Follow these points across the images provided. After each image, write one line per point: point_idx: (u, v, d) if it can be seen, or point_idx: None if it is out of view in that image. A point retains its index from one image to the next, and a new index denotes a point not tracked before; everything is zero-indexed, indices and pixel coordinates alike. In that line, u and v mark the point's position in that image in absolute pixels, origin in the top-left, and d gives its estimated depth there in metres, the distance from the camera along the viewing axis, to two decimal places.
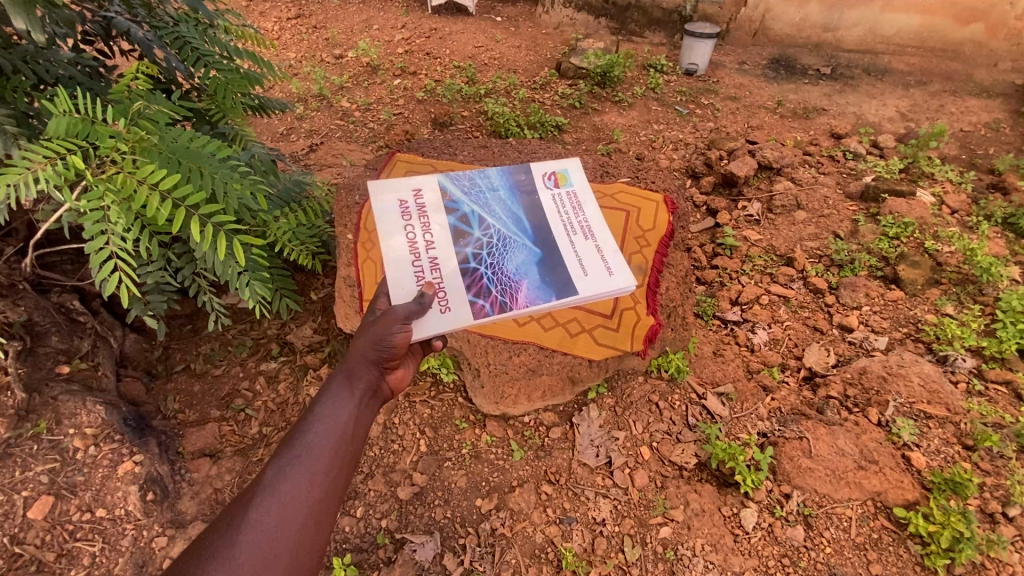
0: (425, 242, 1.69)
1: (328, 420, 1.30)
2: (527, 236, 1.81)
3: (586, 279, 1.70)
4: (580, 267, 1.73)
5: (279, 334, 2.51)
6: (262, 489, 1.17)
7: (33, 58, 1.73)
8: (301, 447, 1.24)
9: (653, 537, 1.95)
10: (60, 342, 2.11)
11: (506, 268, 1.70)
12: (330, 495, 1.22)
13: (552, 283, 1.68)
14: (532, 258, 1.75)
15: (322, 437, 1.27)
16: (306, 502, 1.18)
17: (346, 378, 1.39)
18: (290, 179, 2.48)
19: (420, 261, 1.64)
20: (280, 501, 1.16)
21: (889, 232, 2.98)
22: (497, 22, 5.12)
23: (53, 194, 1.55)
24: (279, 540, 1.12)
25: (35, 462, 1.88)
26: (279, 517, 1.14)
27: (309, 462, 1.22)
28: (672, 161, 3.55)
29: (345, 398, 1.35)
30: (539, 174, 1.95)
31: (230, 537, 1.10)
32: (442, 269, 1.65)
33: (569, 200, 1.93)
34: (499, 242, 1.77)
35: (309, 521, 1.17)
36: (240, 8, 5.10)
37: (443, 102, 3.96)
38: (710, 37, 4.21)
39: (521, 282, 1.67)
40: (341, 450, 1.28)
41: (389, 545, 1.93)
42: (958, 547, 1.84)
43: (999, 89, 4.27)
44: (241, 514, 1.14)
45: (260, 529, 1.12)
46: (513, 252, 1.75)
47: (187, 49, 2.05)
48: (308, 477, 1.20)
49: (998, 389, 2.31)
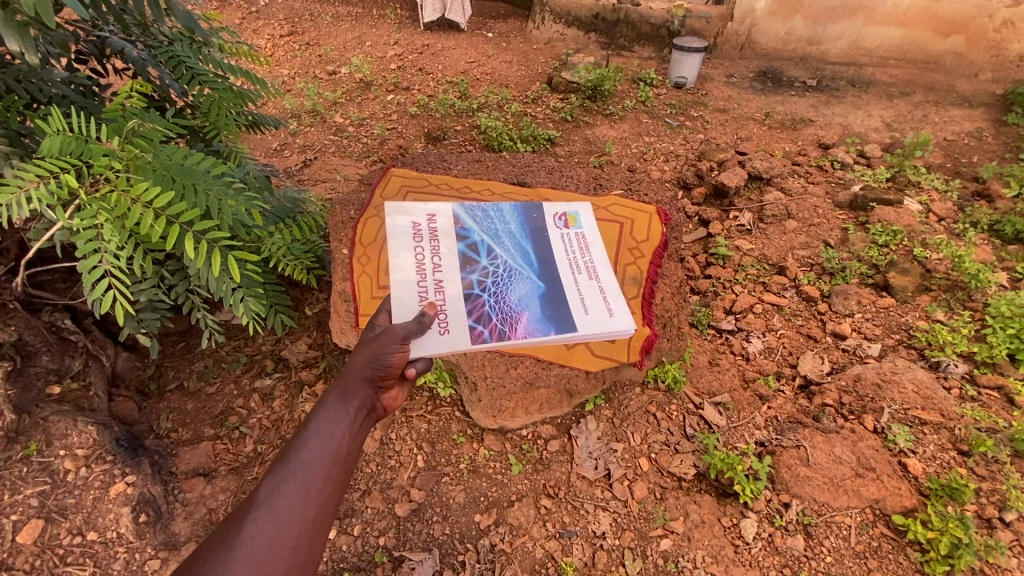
0: (432, 265, 1.70)
1: (323, 437, 1.28)
2: (532, 269, 1.82)
3: (587, 317, 1.67)
4: (581, 306, 1.71)
5: (274, 350, 2.50)
6: (256, 504, 1.15)
7: (26, 77, 1.75)
8: (297, 463, 1.23)
9: (654, 549, 1.94)
10: (50, 361, 2.08)
11: (509, 298, 1.71)
12: (324, 513, 1.20)
13: (552, 317, 1.67)
14: (534, 291, 1.76)
15: (319, 453, 1.26)
16: (303, 519, 1.16)
17: (343, 393, 1.37)
18: (284, 197, 2.51)
19: (425, 282, 1.64)
20: (275, 517, 1.14)
21: (878, 240, 3.02)
22: (489, 38, 5.20)
23: (46, 213, 1.54)
24: (272, 558, 1.10)
25: (24, 484, 1.83)
26: (272, 534, 1.12)
27: (307, 477, 1.21)
28: (663, 173, 3.60)
29: (341, 413, 1.34)
30: (550, 214, 2.03)
31: (222, 554, 1.08)
32: (446, 291, 1.65)
33: (576, 241, 1.97)
34: (505, 272, 1.79)
35: (302, 540, 1.15)
36: (233, 25, 5.14)
37: (436, 116, 3.99)
38: (699, 51, 4.27)
39: (522, 314, 1.67)
40: (338, 467, 1.27)
41: (388, 563, 1.91)
42: (957, 553, 1.84)
43: (982, 98, 4.34)
44: (235, 529, 1.12)
45: (254, 546, 1.10)
46: (517, 284, 1.76)
47: (181, 68, 2.09)
48: (302, 495, 1.18)
49: (991, 394, 2.33)
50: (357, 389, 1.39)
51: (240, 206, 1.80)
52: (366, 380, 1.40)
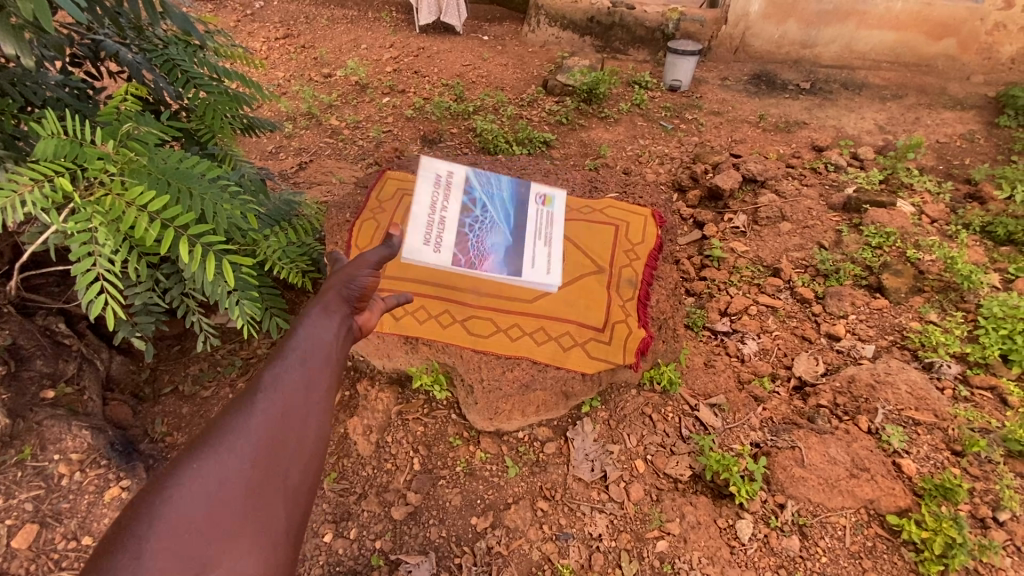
0: (443, 208, 2.19)
1: (308, 345, 1.22)
2: (507, 224, 2.28)
3: (530, 270, 2.25)
4: (529, 260, 2.27)
5: (269, 353, 2.50)
6: (248, 400, 1.08)
7: (21, 80, 1.73)
8: (286, 361, 1.17)
9: (650, 551, 1.94)
10: (44, 365, 2.06)
11: (483, 240, 2.20)
12: (322, 405, 1.15)
13: (509, 263, 2.21)
14: (503, 241, 2.25)
15: (308, 352, 1.20)
16: (300, 410, 1.10)
17: (325, 303, 1.33)
18: (279, 198, 2.48)
19: (434, 217, 2.16)
20: (270, 408, 1.08)
21: (871, 241, 3.04)
22: (484, 41, 5.22)
23: (39, 217, 1.53)
24: (273, 446, 1.04)
25: (18, 489, 1.81)
26: (270, 423, 1.06)
27: (300, 372, 1.15)
28: (658, 175, 3.62)
29: (326, 319, 1.29)
30: (533, 191, 2.42)
31: (216, 442, 1.00)
32: (445, 226, 2.17)
33: (546, 216, 2.37)
34: (488, 221, 2.25)
35: (304, 431, 1.09)
36: (228, 28, 5.14)
37: (432, 119, 3.99)
38: (693, 54, 4.29)
39: (489, 254, 2.20)
40: (331, 365, 1.22)
41: (384, 566, 1.90)
42: (951, 553, 1.85)
43: (973, 101, 4.38)
44: (227, 423, 1.04)
45: (250, 436, 1.03)
46: (492, 233, 2.24)
47: (176, 71, 2.07)
48: (295, 399, 1.11)
49: (983, 394, 2.35)
50: (339, 301, 1.36)
51: (235, 209, 1.80)
52: (344, 295, 1.38)
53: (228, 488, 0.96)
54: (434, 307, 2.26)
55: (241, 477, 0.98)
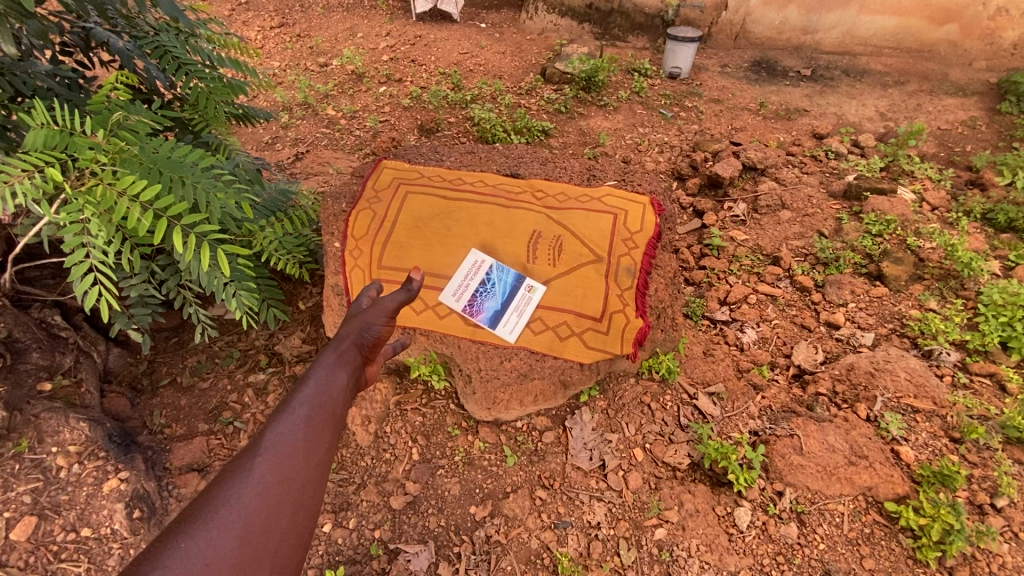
0: (473, 268, 2.32)
1: (317, 394, 1.25)
2: (505, 292, 2.28)
3: (501, 326, 2.22)
4: (503, 322, 2.22)
5: (268, 344, 2.51)
6: (247, 465, 1.08)
7: (9, 69, 1.71)
8: (289, 421, 1.17)
9: (648, 538, 1.95)
10: (41, 358, 2.05)
11: (482, 295, 2.27)
12: (321, 472, 1.15)
13: (488, 316, 2.23)
14: (496, 299, 2.26)
15: (313, 411, 1.21)
16: (298, 478, 1.10)
17: (336, 356, 1.37)
18: (276, 189, 2.47)
19: (467, 271, 2.31)
20: (270, 474, 1.07)
21: (872, 229, 3.01)
22: (482, 29, 5.16)
23: (30, 208, 1.50)
24: (267, 519, 1.02)
25: (16, 481, 1.78)
26: (268, 492, 1.05)
27: (300, 435, 1.15)
28: (658, 164, 3.60)
29: (336, 372, 1.32)
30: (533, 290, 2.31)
31: (208, 515, 0.99)
32: (468, 276, 2.30)
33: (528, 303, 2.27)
34: (494, 284, 2.29)
35: (299, 500, 1.08)
36: (222, 17, 5.07)
37: (429, 108, 3.96)
38: (693, 41, 4.22)
39: (482, 304, 2.25)
40: (335, 419, 1.24)
41: (383, 555, 1.91)
42: (948, 539, 1.85)
43: (975, 87, 4.32)
44: (222, 492, 1.03)
45: (246, 506, 1.02)
46: (493, 291, 2.28)
47: (167, 58, 2.03)
48: (301, 450, 1.13)
49: (982, 382, 2.35)
50: (351, 352, 1.40)
51: (229, 199, 1.78)
52: (356, 346, 1.42)
53: (217, 565, 0.94)
54: (431, 296, 2.27)
55: (231, 555, 0.96)
